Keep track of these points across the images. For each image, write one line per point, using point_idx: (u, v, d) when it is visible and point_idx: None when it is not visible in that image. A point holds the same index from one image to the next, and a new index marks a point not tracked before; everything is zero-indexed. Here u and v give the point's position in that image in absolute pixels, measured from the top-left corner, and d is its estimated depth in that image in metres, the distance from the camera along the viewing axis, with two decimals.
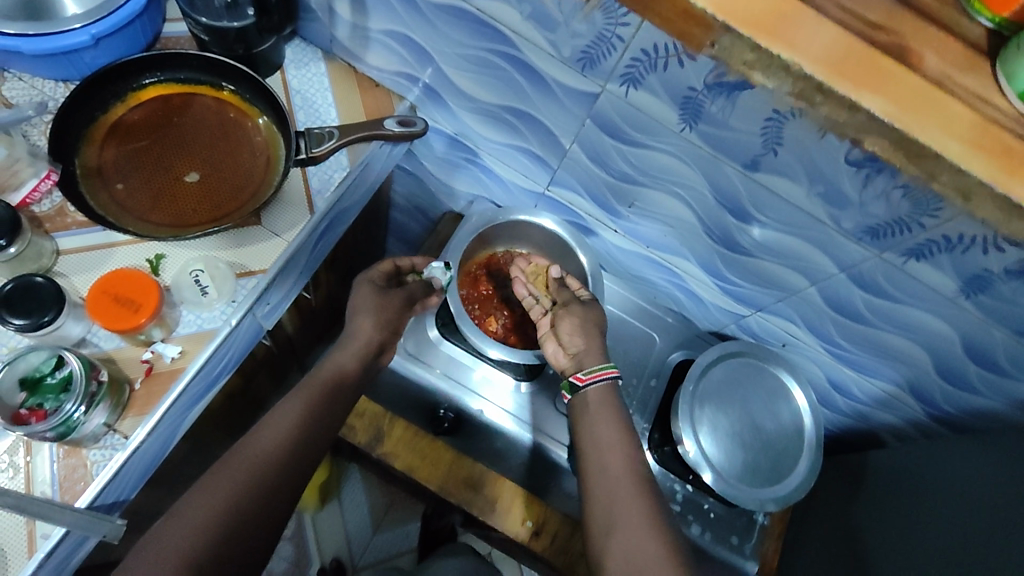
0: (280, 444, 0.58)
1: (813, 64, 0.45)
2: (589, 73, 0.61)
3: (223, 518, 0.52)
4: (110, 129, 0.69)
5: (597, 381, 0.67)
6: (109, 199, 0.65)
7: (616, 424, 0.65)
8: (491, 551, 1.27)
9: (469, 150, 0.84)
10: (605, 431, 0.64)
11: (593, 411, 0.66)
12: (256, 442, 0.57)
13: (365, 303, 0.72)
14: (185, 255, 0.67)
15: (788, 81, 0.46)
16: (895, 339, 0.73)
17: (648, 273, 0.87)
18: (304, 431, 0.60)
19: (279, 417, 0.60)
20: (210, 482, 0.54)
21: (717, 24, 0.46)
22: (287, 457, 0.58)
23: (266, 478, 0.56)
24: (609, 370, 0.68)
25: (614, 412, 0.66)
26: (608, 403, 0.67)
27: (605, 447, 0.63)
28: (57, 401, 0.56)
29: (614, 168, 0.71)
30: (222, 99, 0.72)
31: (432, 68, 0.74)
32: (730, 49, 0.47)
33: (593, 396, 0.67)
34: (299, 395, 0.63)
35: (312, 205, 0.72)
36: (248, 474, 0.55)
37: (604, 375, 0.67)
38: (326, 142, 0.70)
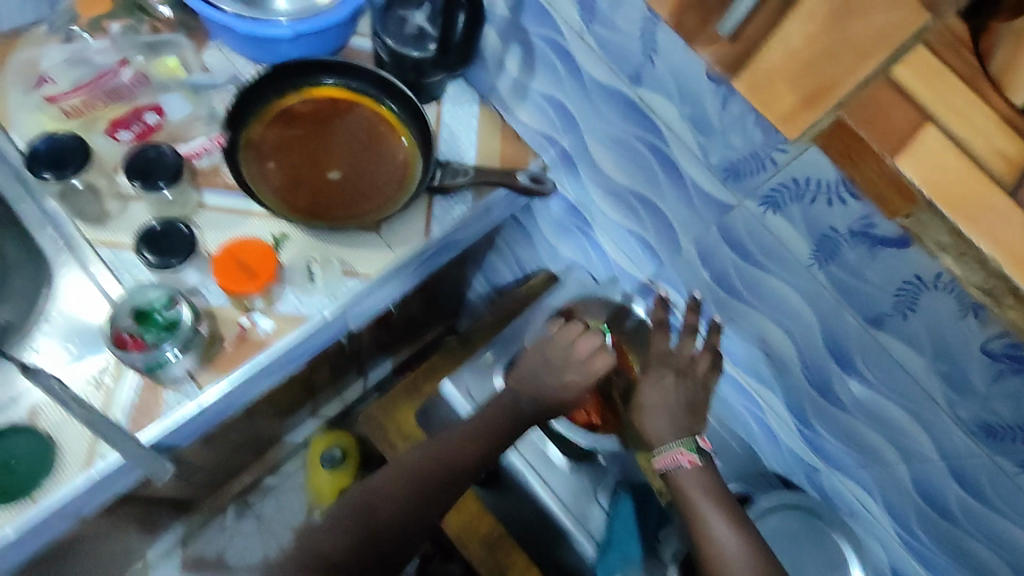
0: (448, 464, 0.68)
1: (1015, 268, 0.37)
2: (731, 184, 0.62)
3: (375, 540, 0.64)
4: (278, 114, 0.75)
5: (675, 464, 0.68)
6: (259, 174, 0.71)
7: (724, 517, 0.65)
8: None
9: (584, 220, 0.85)
10: (709, 509, 0.66)
11: (693, 488, 0.67)
12: (432, 458, 0.68)
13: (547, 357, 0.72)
14: (306, 240, 0.71)
15: (981, 276, 0.39)
16: (984, 553, 0.66)
17: (727, 394, 0.84)
18: (452, 481, 0.68)
19: (438, 455, 0.69)
20: (369, 502, 0.65)
21: (919, 199, 0.38)
22: (437, 495, 0.67)
23: (419, 495, 0.67)
24: (683, 451, 0.68)
25: (719, 501, 0.66)
26: (704, 481, 0.67)
27: (717, 526, 0.65)
28: (160, 336, 0.59)
29: (726, 280, 0.71)
30: (381, 113, 0.77)
31: (575, 138, 0.77)
32: (925, 224, 0.40)
33: (687, 480, 0.68)
34: (469, 429, 0.71)
35: (428, 230, 0.76)
36: (401, 505, 0.66)
37: (672, 459, 0.68)
38: (459, 177, 0.75)
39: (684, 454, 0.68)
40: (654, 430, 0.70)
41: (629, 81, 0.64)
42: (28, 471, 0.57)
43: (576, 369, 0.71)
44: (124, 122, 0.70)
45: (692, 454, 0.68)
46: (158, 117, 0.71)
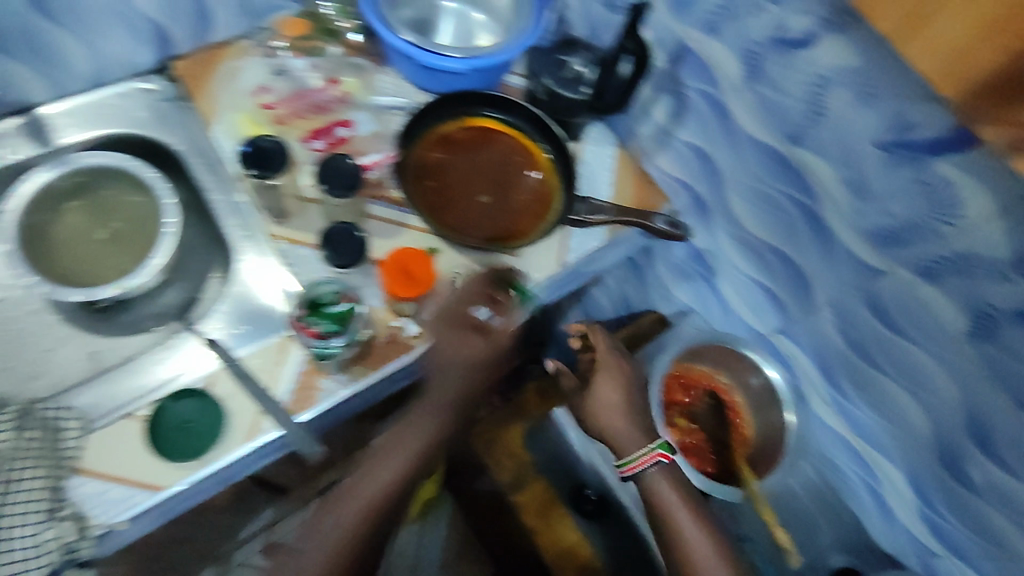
0: (399, 471, 0.64)
1: None
2: (885, 252, 0.62)
3: (354, 514, 0.62)
4: (437, 137, 0.80)
5: (647, 467, 0.70)
6: (418, 192, 0.77)
7: (709, 536, 0.68)
8: None
9: (707, 268, 0.86)
10: (690, 527, 0.68)
11: (667, 503, 0.69)
12: (382, 462, 0.64)
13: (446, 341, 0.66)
14: (455, 257, 0.76)
15: None
16: None
17: (839, 460, 0.82)
18: (426, 451, 0.65)
19: (412, 424, 0.66)
20: (352, 485, 0.63)
21: None
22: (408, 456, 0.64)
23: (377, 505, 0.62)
24: (657, 453, 0.71)
25: (693, 510, 0.69)
26: (664, 483, 0.70)
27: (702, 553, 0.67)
28: (336, 329, 0.64)
29: (861, 345, 0.70)
30: (527, 145, 0.80)
31: (714, 188, 0.79)
32: None
33: (659, 484, 0.70)
34: (419, 423, 0.66)
35: (564, 259, 0.80)
36: (391, 477, 0.63)
37: (650, 460, 0.70)
38: (600, 214, 0.78)
39: (663, 457, 0.71)
40: (625, 438, 0.73)
41: (788, 141, 0.66)
42: (198, 432, 0.62)
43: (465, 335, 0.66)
44: (319, 133, 0.76)
45: (667, 455, 0.71)
46: (348, 131, 0.77)
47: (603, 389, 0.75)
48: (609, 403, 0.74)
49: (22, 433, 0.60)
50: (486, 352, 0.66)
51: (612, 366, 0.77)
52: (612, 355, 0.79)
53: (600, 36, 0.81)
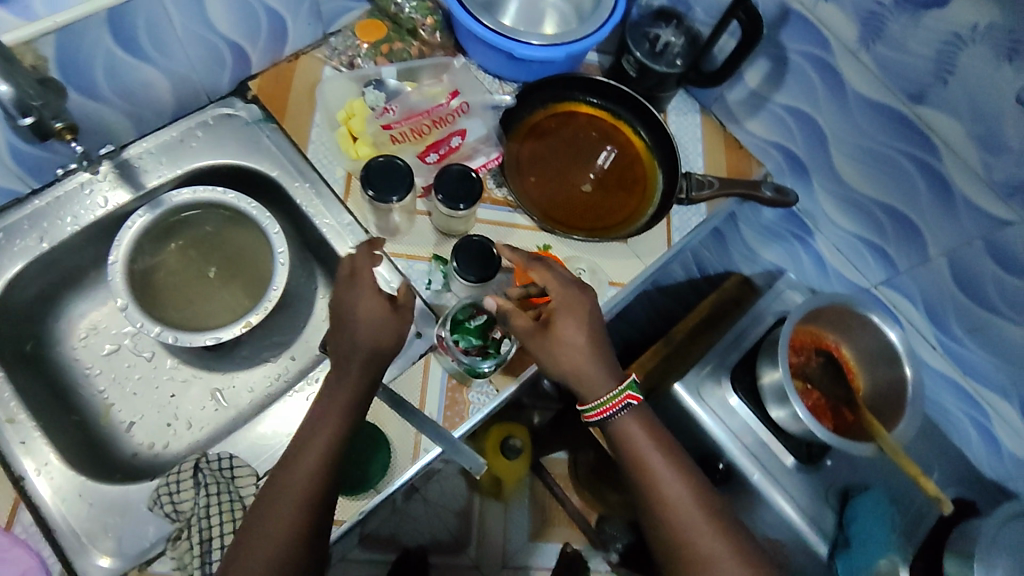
0: (321, 446, 0.55)
1: None
2: (1015, 201, 0.64)
3: (296, 489, 0.53)
4: (530, 130, 0.79)
5: (618, 410, 0.62)
6: (523, 187, 0.76)
7: (676, 471, 0.62)
8: None
9: (803, 226, 0.87)
10: (670, 474, 0.61)
11: (639, 444, 0.62)
12: (310, 443, 0.55)
13: (368, 310, 0.59)
14: (569, 249, 0.76)
15: None
16: None
17: (946, 401, 0.85)
18: (340, 429, 0.56)
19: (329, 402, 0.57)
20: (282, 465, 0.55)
21: None
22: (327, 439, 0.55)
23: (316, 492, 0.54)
24: (626, 395, 0.62)
25: (667, 449, 0.63)
26: (646, 427, 0.63)
27: (664, 482, 0.61)
28: (479, 344, 0.66)
29: (979, 292, 0.72)
30: (616, 125, 0.81)
31: (816, 149, 0.79)
32: None
33: (631, 427, 0.62)
34: (339, 387, 0.57)
35: (670, 239, 0.79)
36: (307, 467, 0.54)
37: (620, 406, 0.62)
38: (705, 189, 0.77)
39: (631, 398, 0.62)
40: (588, 375, 0.62)
41: (908, 100, 0.66)
42: (361, 461, 0.63)
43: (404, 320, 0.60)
44: (434, 146, 0.75)
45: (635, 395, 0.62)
46: (459, 138, 0.76)
47: (562, 325, 0.62)
48: (568, 349, 0.62)
49: (205, 492, 0.58)
50: (395, 340, 0.59)
51: (575, 301, 0.63)
52: (568, 289, 0.64)
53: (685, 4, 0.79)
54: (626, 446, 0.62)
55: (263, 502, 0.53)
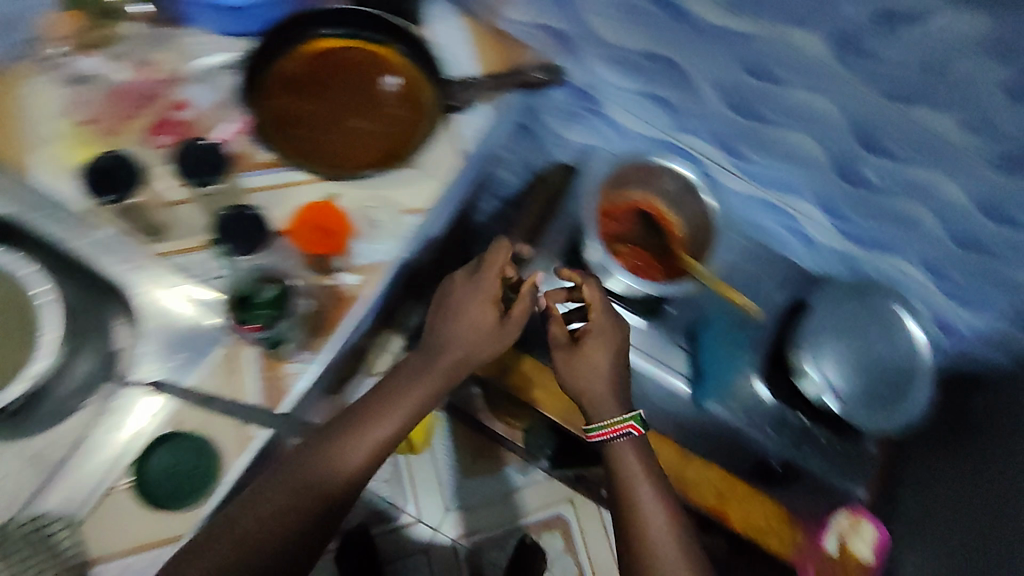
0: (275, 508, 0.61)
1: None
2: (746, 14, 0.62)
3: (246, 534, 0.59)
4: (281, 82, 0.72)
5: (618, 435, 0.70)
6: (287, 143, 0.70)
7: (657, 501, 0.68)
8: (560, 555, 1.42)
9: (592, 98, 0.86)
10: (643, 496, 0.68)
11: (625, 474, 0.69)
12: (266, 492, 0.61)
13: (472, 322, 0.73)
14: (352, 192, 0.71)
15: None
16: (1013, 270, 0.76)
17: (763, 218, 0.90)
18: (319, 495, 0.63)
19: (341, 458, 0.65)
20: (237, 509, 0.60)
21: None
22: (310, 497, 0.63)
23: (263, 545, 0.60)
24: (627, 424, 0.70)
25: (655, 484, 0.69)
26: (638, 461, 0.70)
27: (646, 509, 0.68)
28: (275, 312, 0.64)
29: (751, 110, 0.74)
30: (374, 51, 0.75)
31: (571, 17, 0.75)
32: None
33: (628, 453, 0.70)
34: (337, 450, 0.66)
35: (458, 148, 0.76)
36: (289, 499, 0.62)
37: (623, 429, 0.70)
38: (473, 91, 0.75)
39: (633, 428, 0.70)
40: (599, 401, 0.72)
41: None
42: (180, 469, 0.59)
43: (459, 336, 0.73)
44: (166, 127, 0.69)
45: (638, 427, 0.70)
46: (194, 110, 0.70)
47: (596, 355, 0.73)
48: (596, 372, 0.73)
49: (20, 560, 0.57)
50: (489, 348, 0.74)
51: (608, 330, 0.75)
52: (607, 317, 0.76)
53: None
54: (620, 477, 0.69)
55: (249, 500, 0.60)
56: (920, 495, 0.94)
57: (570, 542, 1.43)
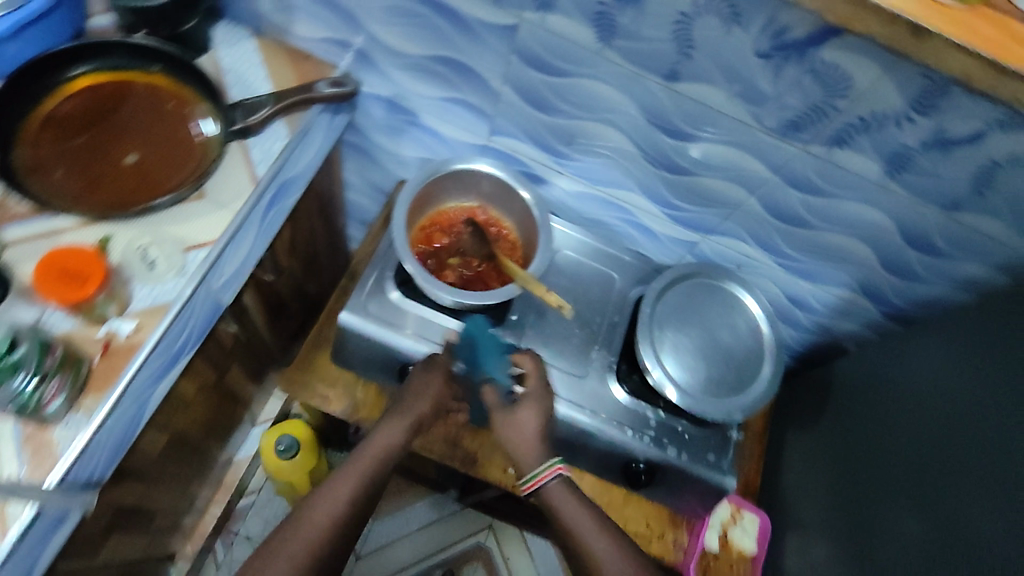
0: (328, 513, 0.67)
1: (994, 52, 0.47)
2: (504, 4, 0.62)
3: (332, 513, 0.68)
4: (43, 123, 0.68)
5: (550, 481, 0.71)
6: (50, 187, 0.66)
7: (590, 518, 0.69)
8: None
9: (407, 112, 0.84)
10: (584, 522, 0.69)
11: (562, 510, 0.70)
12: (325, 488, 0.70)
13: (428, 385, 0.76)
14: (130, 232, 0.66)
15: None
16: (836, 238, 0.76)
17: (603, 216, 0.89)
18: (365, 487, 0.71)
19: (306, 528, 0.66)
20: (296, 516, 0.67)
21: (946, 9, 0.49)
22: (324, 532, 0.67)
23: (318, 552, 0.66)
24: (557, 467, 0.71)
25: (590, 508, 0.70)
26: (566, 495, 0.71)
27: (591, 537, 0.68)
28: (20, 369, 0.55)
29: (548, 105, 0.73)
30: (155, 81, 0.72)
31: (357, 27, 0.73)
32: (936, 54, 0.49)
33: (560, 495, 0.71)
34: (361, 460, 0.72)
35: (254, 176, 0.72)
36: None
37: (550, 474, 0.70)
38: (261, 110, 0.72)
39: (561, 469, 0.71)
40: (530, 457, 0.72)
41: None
42: None
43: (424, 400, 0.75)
44: None
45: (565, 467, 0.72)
46: None
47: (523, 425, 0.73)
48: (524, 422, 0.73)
49: None
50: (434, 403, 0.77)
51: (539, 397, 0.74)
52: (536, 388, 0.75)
53: None
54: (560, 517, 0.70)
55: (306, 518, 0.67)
56: (796, 477, 0.94)
57: (494, 574, 1.34)
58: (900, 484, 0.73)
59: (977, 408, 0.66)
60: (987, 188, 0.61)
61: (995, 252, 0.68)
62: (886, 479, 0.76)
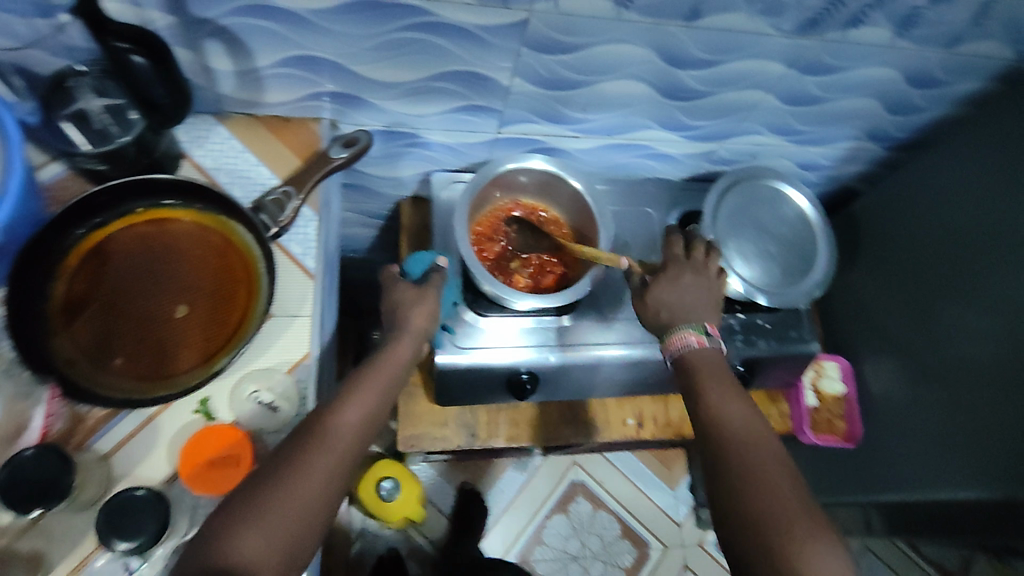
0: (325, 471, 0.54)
1: None
2: (512, 4, 0.58)
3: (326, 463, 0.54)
4: (68, 313, 0.60)
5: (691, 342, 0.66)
6: (120, 378, 0.59)
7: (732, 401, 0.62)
8: (598, 508, 1.46)
9: (405, 136, 0.79)
10: (730, 408, 0.61)
11: (709, 377, 0.63)
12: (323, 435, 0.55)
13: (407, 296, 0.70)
14: (227, 386, 0.62)
15: None
16: (845, 102, 0.80)
17: (618, 157, 0.90)
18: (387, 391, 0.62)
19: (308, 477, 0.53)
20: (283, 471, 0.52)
21: None
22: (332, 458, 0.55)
23: (310, 510, 0.52)
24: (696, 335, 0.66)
25: (729, 387, 0.63)
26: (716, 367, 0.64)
27: (738, 422, 0.60)
28: None
29: (561, 80, 0.70)
30: (156, 218, 0.64)
31: (339, 74, 0.66)
32: None
33: (703, 358, 0.65)
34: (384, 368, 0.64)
35: (307, 269, 0.68)
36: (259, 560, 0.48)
37: (681, 342, 0.66)
38: (287, 204, 0.66)
39: (695, 337, 0.66)
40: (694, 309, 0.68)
41: None
42: None
43: (366, 393, 0.60)
44: None
45: (704, 337, 0.66)
46: None
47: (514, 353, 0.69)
48: (693, 289, 0.69)
49: None
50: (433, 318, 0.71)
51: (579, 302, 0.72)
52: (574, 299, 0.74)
53: (73, 49, 0.59)
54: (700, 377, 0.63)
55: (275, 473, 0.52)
56: (849, 304, 1.04)
57: (597, 501, 1.46)
58: (969, 277, 0.83)
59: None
60: (985, 17, 0.67)
61: (988, 64, 0.75)
62: (952, 283, 0.86)
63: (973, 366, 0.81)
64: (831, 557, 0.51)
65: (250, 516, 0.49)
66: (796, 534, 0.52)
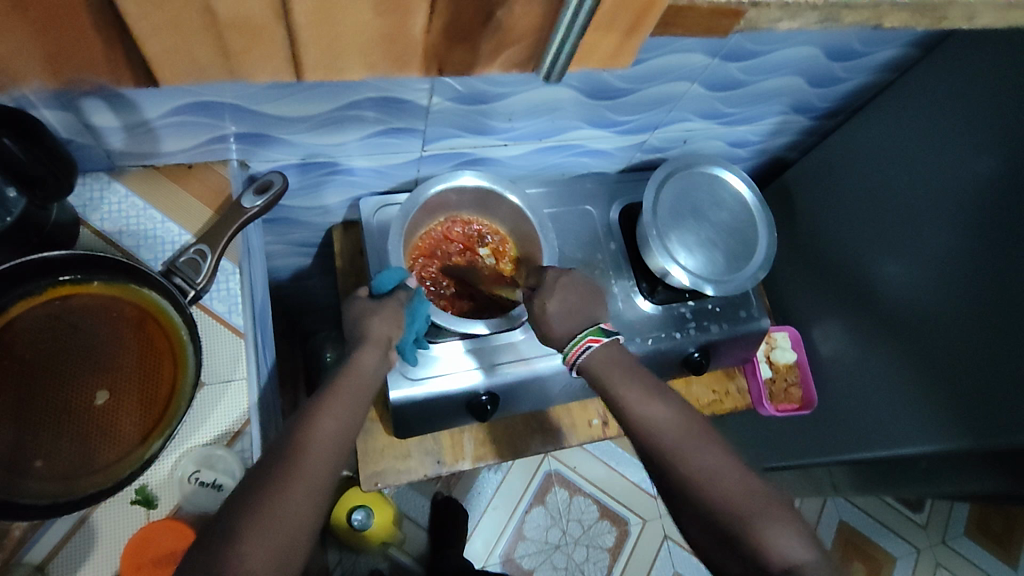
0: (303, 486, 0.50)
1: None
2: None
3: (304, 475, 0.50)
4: None
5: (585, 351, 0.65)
6: (43, 482, 0.53)
7: (653, 400, 0.61)
8: (574, 496, 1.47)
9: (324, 165, 0.74)
10: (655, 409, 0.61)
11: (616, 377, 0.63)
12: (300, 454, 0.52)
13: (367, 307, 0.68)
14: (164, 468, 0.58)
15: None
16: (769, 82, 0.80)
17: (551, 158, 0.87)
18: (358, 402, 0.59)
19: (287, 497, 0.49)
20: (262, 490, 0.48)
21: None
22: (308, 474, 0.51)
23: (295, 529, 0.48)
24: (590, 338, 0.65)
25: (644, 386, 0.62)
26: (611, 364, 0.64)
27: (669, 418, 0.60)
28: None
29: (482, 93, 0.67)
30: (58, 296, 0.58)
31: (242, 114, 0.61)
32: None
33: (601, 364, 0.64)
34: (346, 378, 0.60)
35: (235, 328, 0.64)
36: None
37: (583, 349, 0.65)
38: (202, 263, 0.61)
39: (592, 340, 0.65)
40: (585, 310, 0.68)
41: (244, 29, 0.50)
42: None
43: (338, 415, 0.56)
44: None
45: (602, 338, 0.65)
46: None
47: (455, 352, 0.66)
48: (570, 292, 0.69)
49: None
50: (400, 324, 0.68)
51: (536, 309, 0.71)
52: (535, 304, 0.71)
53: None
54: (609, 381, 0.63)
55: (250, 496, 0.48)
56: (792, 271, 1.06)
57: (573, 489, 1.47)
58: (906, 229, 0.85)
59: (963, 157, 0.77)
60: None
61: (903, 33, 0.75)
62: (890, 236, 0.87)
63: (919, 320, 0.83)
64: (787, 533, 0.50)
65: (226, 547, 0.45)
66: (756, 514, 0.51)
